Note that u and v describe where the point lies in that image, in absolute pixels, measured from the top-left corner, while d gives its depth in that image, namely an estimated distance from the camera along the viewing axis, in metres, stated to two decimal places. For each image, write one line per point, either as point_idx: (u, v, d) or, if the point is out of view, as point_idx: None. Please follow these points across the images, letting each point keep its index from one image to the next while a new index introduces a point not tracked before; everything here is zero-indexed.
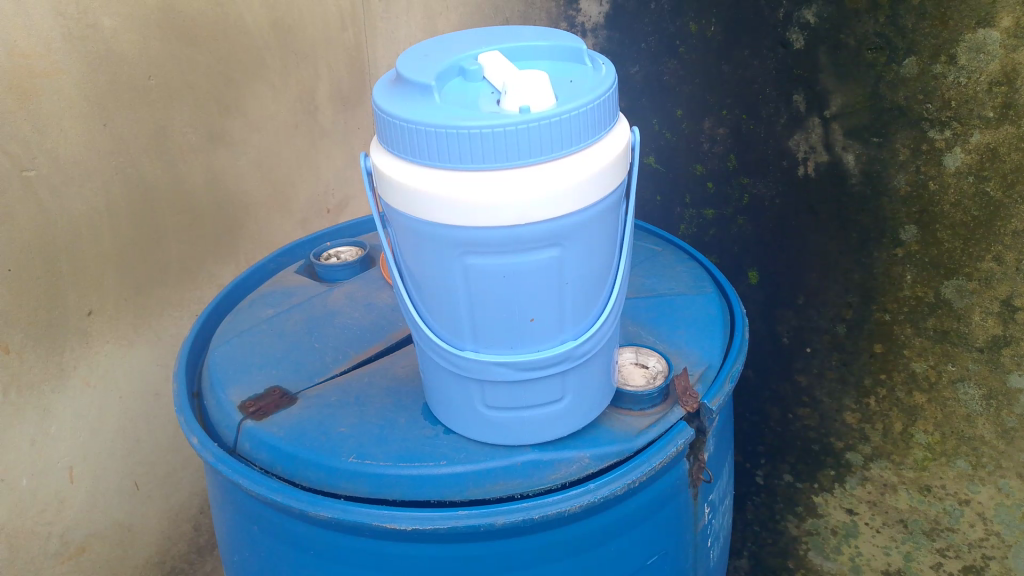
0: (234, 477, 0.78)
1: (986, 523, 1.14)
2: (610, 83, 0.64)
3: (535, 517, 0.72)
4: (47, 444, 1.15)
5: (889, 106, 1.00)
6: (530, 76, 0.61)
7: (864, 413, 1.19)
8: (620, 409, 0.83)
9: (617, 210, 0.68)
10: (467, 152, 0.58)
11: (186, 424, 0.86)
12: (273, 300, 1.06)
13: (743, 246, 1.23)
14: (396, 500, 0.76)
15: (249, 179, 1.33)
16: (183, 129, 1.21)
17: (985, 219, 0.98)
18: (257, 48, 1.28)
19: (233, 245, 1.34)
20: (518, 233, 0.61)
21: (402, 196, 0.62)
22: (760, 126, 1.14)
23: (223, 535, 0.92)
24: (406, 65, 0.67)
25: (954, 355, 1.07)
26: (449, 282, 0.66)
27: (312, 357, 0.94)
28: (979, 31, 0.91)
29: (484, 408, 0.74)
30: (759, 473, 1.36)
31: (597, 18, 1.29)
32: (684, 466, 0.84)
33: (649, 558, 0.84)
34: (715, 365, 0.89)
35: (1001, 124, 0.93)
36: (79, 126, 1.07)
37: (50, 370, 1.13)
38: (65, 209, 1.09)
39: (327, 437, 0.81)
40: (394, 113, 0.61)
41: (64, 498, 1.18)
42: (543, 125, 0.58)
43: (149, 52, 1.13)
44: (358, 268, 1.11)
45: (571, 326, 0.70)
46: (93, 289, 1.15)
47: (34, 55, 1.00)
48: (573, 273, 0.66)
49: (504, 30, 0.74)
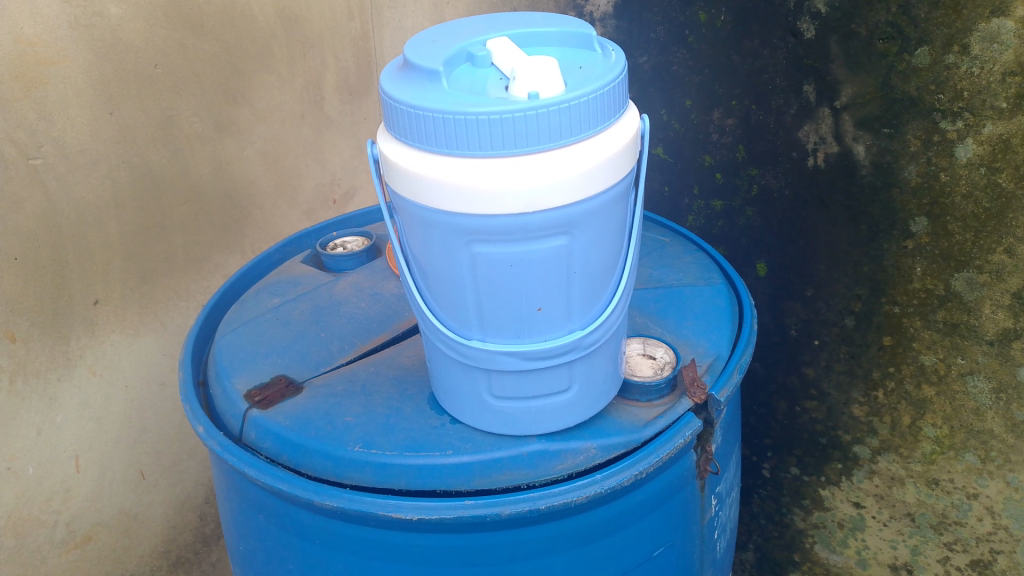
0: (239, 466, 0.78)
1: (994, 517, 1.13)
2: (620, 70, 0.63)
3: (541, 507, 0.72)
4: (53, 432, 1.15)
5: (901, 96, 0.99)
6: (538, 62, 0.60)
7: (872, 406, 1.18)
8: (627, 400, 0.83)
9: (626, 199, 0.68)
10: (473, 138, 0.58)
11: (192, 413, 0.86)
12: (279, 289, 1.06)
13: (751, 238, 1.22)
14: (402, 489, 0.76)
15: (255, 170, 1.33)
16: (189, 118, 1.20)
17: (996, 211, 0.97)
18: (264, 38, 1.27)
19: (238, 232, 1.33)
20: (526, 221, 0.60)
21: (409, 183, 0.62)
22: (770, 117, 1.13)
23: (228, 524, 0.92)
24: (413, 50, 0.66)
25: (964, 347, 1.06)
26: (456, 270, 0.65)
27: (318, 346, 0.94)
28: (993, 20, 0.90)
29: (490, 397, 0.74)
30: (766, 466, 1.36)
31: (605, 7, 1.28)
32: (692, 457, 0.83)
33: (655, 549, 0.83)
34: (723, 357, 0.88)
35: (1014, 115, 0.92)
36: (86, 115, 1.08)
37: (56, 359, 1.13)
38: (71, 198, 1.10)
39: (332, 426, 0.80)
40: (401, 99, 0.60)
41: (70, 487, 1.19)
42: (552, 111, 0.58)
43: (155, 41, 1.13)
44: (365, 258, 1.11)
45: (579, 315, 0.69)
46: (99, 278, 1.16)
47: (39, 43, 1.01)
48: (581, 263, 0.66)
49: (513, 17, 0.73)
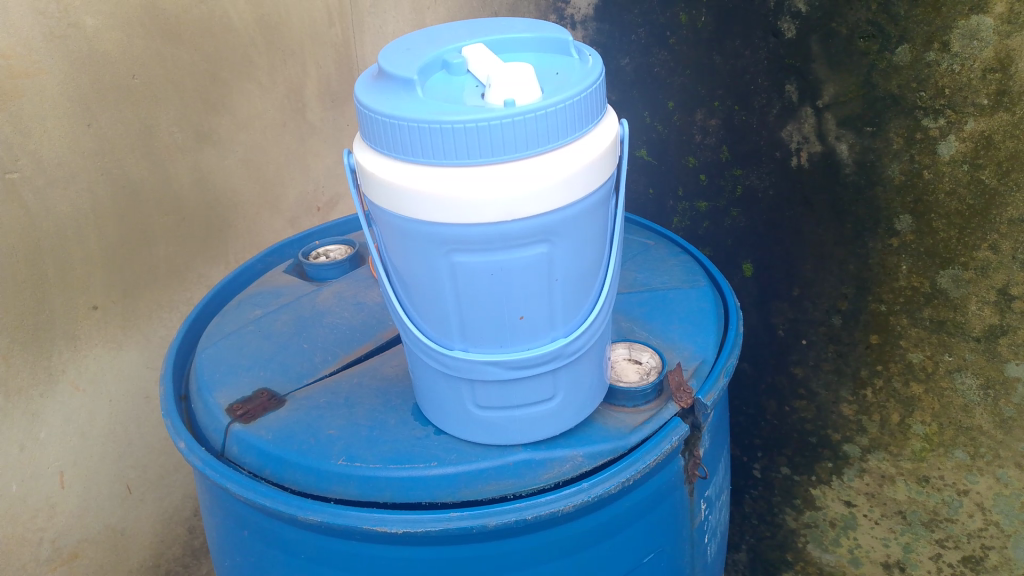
0: (222, 482, 0.76)
1: (985, 514, 1.13)
2: (596, 74, 0.62)
3: (527, 517, 0.71)
4: (37, 448, 1.14)
5: (883, 95, 0.99)
6: (513, 69, 0.59)
7: (861, 405, 1.18)
8: (614, 407, 0.82)
9: (607, 204, 0.67)
10: (450, 147, 0.57)
11: (173, 427, 0.85)
12: (261, 300, 1.05)
13: (736, 239, 1.22)
14: (387, 502, 0.75)
15: (238, 178, 1.31)
16: (169, 128, 1.19)
17: (980, 207, 0.97)
18: (245, 46, 1.26)
19: (221, 242, 1.32)
20: (505, 230, 0.60)
21: (387, 194, 0.61)
22: (752, 117, 1.12)
23: (213, 538, 0.90)
24: (388, 59, 0.65)
25: (951, 344, 1.06)
26: (436, 280, 0.64)
27: (301, 357, 0.93)
28: (972, 17, 0.89)
29: (474, 407, 0.73)
30: (757, 467, 1.36)
31: (586, 10, 1.28)
32: (680, 462, 0.82)
33: (645, 555, 0.83)
34: (709, 359, 0.88)
35: (995, 111, 0.92)
36: (63, 128, 1.06)
37: (38, 375, 1.12)
38: (50, 212, 1.08)
39: (315, 439, 0.79)
40: (377, 108, 0.59)
41: (55, 504, 1.18)
42: (528, 118, 0.57)
43: (133, 51, 1.11)
44: (348, 267, 1.10)
45: (562, 323, 0.68)
46: (81, 291, 1.14)
47: (13, 56, 0.99)
48: (562, 270, 0.65)
49: (491, 23, 0.72)
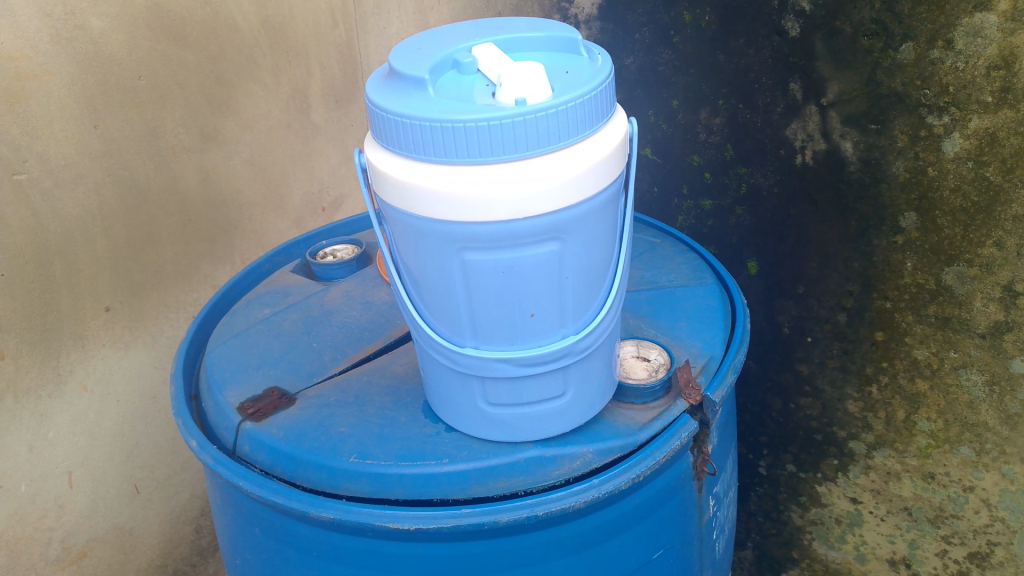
0: (234, 479, 0.77)
1: (991, 510, 1.13)
2: (606, 73, 0.63)
3: (539, 514, 0.71)
4: (46, 448, 1.15)
5: (887, 92, 0.99)
6: (524, 68, 0.60)
7: (867, 401, 1.18)
8: (623, 404, 0.82)
9: (617, 202, 0.68)
10: (461, 146, 0.57)
11: (184, 426, 0.85)
12: (270, 300, 1.05)
13: (740, 237, 1.23)
14: (399, 499, 0.75)
15: (243, 178, 1.32)
16: (175, 129, 1.19)
17: (985, 205, 0.97)
18: (249, 47, 1.27)
19: (227, 243, 1.32)
20: (516, 228, 0.60)
21: (399, 193, 0.61)
22: (756, 115, 1.13)
23: (225, 536, 0.91)
24: (399, 59, 0.66)
25: (956, 341, 1.06)
26: (447, 278, 0.65)
27: (311, 356, 0.94)
28: (976, 14, 0.90)
29: (485, 405, 0.73)
30: (762, 464, 1.36)
31: (590, 9, 1.28)
32: (688, 458, 0.83)
33: (654, 552, 0.83)
34: (717, 357, 0.88)
35: (1000, 108, 0.92)
36: (70, 129, 1.07)
37: (46, 375, 1.12)
38: (57, 213, 1.09)
39: (327, 437, 0.80)
40: (389, 108, 0.60)
41: (64, 503, 1.18)
42: (539, 117, 0.57)
43: (139, 52, 1.12)
44: (355, 266, 1.10)
45: (572, 320, 0.69)
46: (88, 292, 1.15)
47: (20, 58, 1.00)
48: (573, 268, 0.65)
49: (499, 23, 0.73)
